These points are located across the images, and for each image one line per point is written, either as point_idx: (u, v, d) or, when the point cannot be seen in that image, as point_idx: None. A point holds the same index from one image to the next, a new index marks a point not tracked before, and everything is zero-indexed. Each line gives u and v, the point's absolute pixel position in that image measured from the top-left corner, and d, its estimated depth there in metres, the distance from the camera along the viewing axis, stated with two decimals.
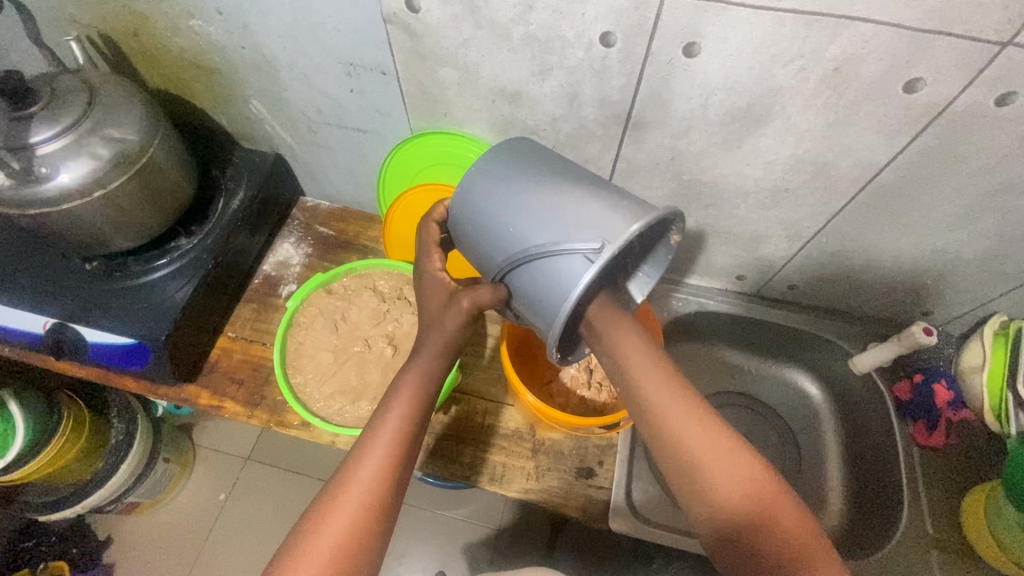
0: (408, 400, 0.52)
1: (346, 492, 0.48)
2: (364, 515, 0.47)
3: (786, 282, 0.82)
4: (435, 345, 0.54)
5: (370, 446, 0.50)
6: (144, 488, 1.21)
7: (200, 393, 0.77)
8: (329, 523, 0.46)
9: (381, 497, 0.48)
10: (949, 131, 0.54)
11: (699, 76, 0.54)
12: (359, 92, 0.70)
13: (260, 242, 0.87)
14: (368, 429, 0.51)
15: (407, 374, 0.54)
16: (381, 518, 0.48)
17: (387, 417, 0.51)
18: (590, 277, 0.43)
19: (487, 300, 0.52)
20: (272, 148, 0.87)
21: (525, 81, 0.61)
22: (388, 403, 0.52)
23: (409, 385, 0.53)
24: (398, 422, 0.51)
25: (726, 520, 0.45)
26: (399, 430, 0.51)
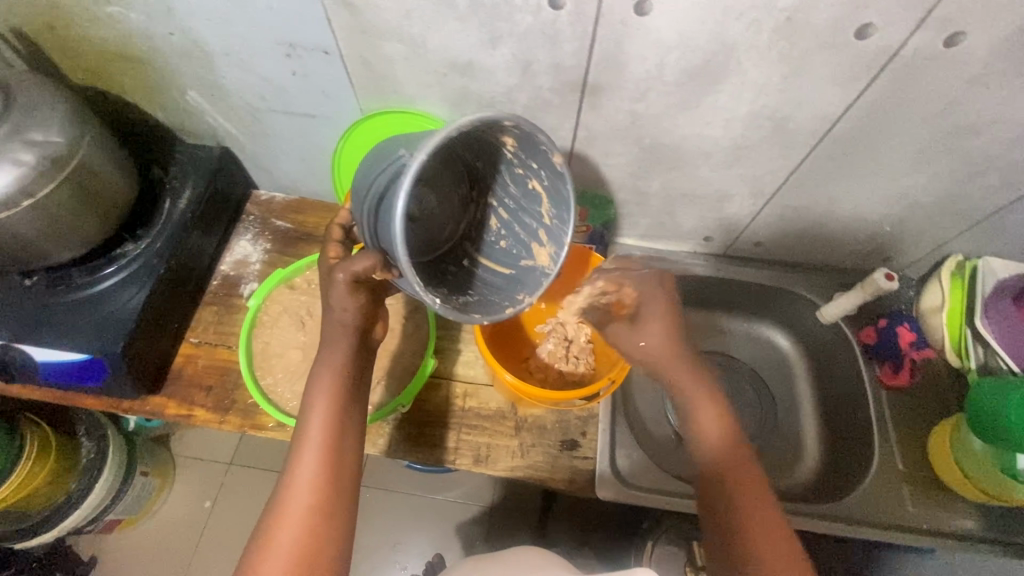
0: (326, 392, 0.54)
1: (290, 501, 0.50)
2: (314, 514, 0.50)
3: (753, 240, 0.83)
4: (341, 334, 0.56)
5: (303, 449, 0.52)
6: (124, 504, 1.17)
7: (168, 403, 0.75)
8: (280, 535, 0.48)
9: (324, 495, 0.51)
10: (900, 75, 0.54)
11: (652, 34, 0.53)
12: (301, 74, 0.67)
13: (215, 241, 0.83)
14: (298, 432, 0.54)
15: (321, 371, 0.55)
16: (332, 518, 0.50)
17: (311, 422, 0.53)
18: (406, 185, 0.42)
19: (363, 269, 0.51)
20: (217, 141, 0.82)
21: (474, 51, 0.58)
22: (307, 411, 0.54)
23: (325, 381, 0.55)
24: (321, 423, 0.53)
25: (705, 454, 0.59)
26: (325, 438, 0.53)
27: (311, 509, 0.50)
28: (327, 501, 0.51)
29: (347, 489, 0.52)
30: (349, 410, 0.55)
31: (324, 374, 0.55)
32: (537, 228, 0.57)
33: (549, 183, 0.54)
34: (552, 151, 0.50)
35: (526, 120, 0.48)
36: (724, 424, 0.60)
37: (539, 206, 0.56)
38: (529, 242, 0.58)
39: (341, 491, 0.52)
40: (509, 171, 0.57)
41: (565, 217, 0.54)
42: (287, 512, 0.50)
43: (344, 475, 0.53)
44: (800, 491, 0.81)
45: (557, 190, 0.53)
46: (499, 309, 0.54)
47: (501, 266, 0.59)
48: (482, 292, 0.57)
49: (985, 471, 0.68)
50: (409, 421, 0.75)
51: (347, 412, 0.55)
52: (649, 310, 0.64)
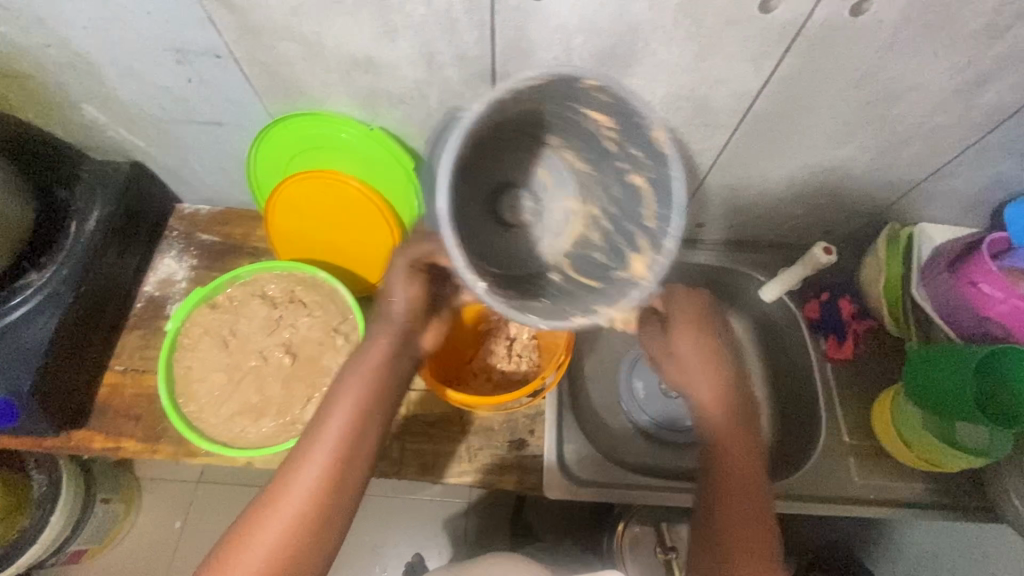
0: (352, 393, 0.53)
1: (285, 498, 0.50)
2: (307, 515, 0.50)
3: (695, 222, 0.82)
4: (388, 331, 0.55)
5: (311, 447, 0.51)
6: (86, 533, 1.14)
7: (94, 436, 0.71)
8: (266, 526, 0.49)
9: (322, 499, 0.50)
10: (810, 48, 0.52)
11: (553, 19, 0.50)
12: (198, 81, 0.62)
13: (134, 261, 0.78)
14: (311, 427, 0.53)
15: (354, 372, 0.54)
16: (323, 523, 0.50)
17: (328, 422, 0.52)
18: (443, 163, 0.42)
19: (419, 252, 0.54)
20: (127, 156, 0.78)
21: (373, 46, 0.55)
22: (327, 410, 0.53)
23: (353, 385, 0.53)
24: (338, 426, 0.52)
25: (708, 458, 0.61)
26: (335, 442, 0.52)
27: (305, 510, 0.50)
28: (326, 507, 0.50)
29: (350, 495, 0.52)
30: (370, 418, 0.53)
31: (355, 376, 0.54)
32: (637, 232, 0.49)
33: (655, 176, 0.47)
34: (653, 126, 0.44)
35: (615, 79, 0.43)
36: (739, 434, 0.60)
37: (642, 206, 0.49)
38: (618, 250, 0.50)
39: (343, 496, 0.51)
40: (615, 168, 0.50)
41: (676, 209, 0.45)
42: (282, 505, 0.50)
43: (348, 483, 0.52)
44: None
45: (663, 183, 0.46)
46: (565, 317, 0.46)
47: (589, 278, 0.50)
48: (559, 300, 0.48)
49: (948, 458, 0.67)
50: None
51: (368, 419, 0.53)
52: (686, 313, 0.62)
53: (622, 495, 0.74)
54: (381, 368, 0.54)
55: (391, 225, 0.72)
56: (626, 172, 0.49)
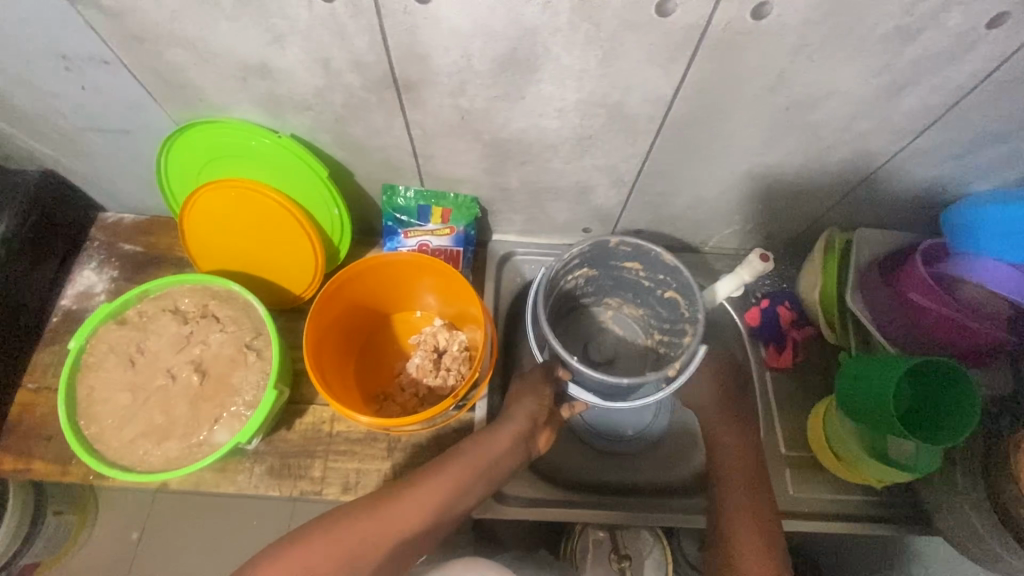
0: (479, 450, 0.60)
1: (367, 521, 0.52)
2: (367, 548, 0.51)
3: (632, 228, 0.80)
4: (526, 414, 0.64)
5: (430, 480, 0.56)
6: (35, 547, 1.08)
7: (2, 458, 0.69)
8: (315, 543, 0.50)
9: (386, 540, 0.52)
10: (717, 52, 0.50)
11: (445, 23, 0.48)
12: (92, 89, 0.60)
13: (48, 274, 0.75)
14: (435, 464, 0.58)
15: (502, 431, 0.62)
16: (378, 560, 0.51)
17: (456, 464, 0.58)
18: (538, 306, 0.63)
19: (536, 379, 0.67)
20: (38, 165, 0.75)
21: (263, 52, 0.52)
22: (456, 457, 0.59)
23: (482, 444, 0.61)
24: (457, 472, 0.58)
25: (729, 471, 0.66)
26: (455, 484, 0.57)
27: (367, 542, 0.51)
28: (381, 546, 0.52)
29: (406, 551, 0.53)
30: (480, 480, 0.59)
31: (482, 437, 0.61)
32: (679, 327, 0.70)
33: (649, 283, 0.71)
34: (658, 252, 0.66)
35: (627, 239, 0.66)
36: (741, 455, 0.67)
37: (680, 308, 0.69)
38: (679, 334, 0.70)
39: (401, 546, 0.53)
40: (660, 293, 0.71)
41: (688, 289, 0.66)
42: (346, 531, 0.51)
43: (422, 535, 0.54)
44: (690, 479, 0.76)
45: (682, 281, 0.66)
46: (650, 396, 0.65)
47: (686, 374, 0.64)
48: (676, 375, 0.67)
49: (870, 466, 0.65)
50: (271, 452, 0.70)
51: (475, 483, 0.58)
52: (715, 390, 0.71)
53: (557, 512, 0.70)
54: (504, 450, 0.61)
55: (309, 234, 0.69)
56: (661, 288, 0.70)
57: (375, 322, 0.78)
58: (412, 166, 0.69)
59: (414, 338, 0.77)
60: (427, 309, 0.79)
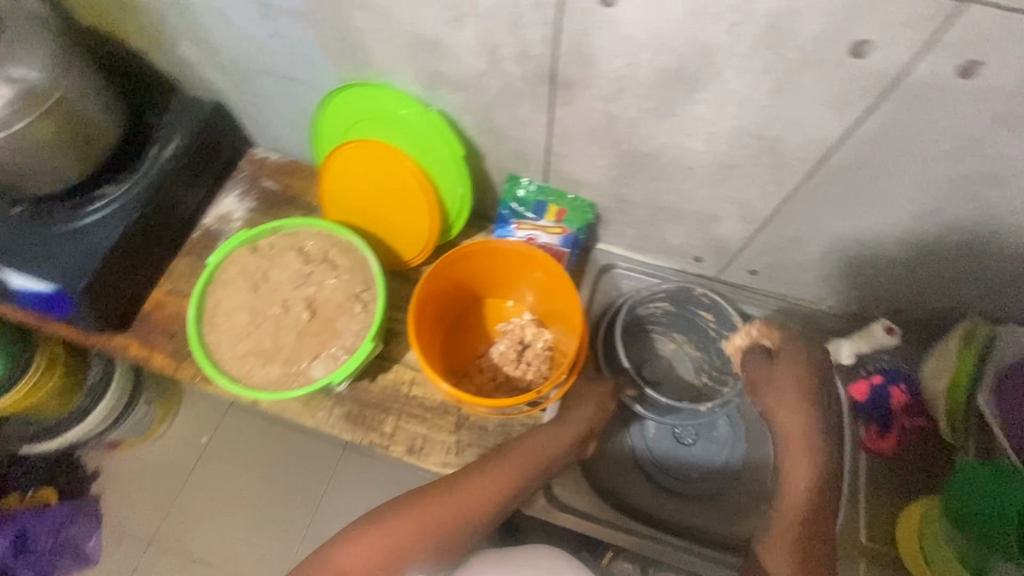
0: (526, 452, 0.65)
1: (419, 506, 0.61)
2: (419, 530, 0.60)
3: (746, 267, 0.77)
4: (578, 420, 0.70)
5: (477, 473, 0.63)
6: (127, 426, 1.26)
7: (131, 343, 0.78)
8: (381, 522, 0.60)
9: (435, 521, 0.60)
10: (904, 104, 0.47)
11: (622, 29, 0.48)
12: (279, 37, 0.66)
13: (201, 193, 0.84)
14: (485, 460, 0.65)
15: (544, 434, 0.67)
16: (429, 539, 0.60)
17: (503, 461, 0.64)
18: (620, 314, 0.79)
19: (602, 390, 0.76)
20: (213, 96, 0.83)
21: (440, 29, 0.55)
22: (505, 454, 0.65)
23: (529, 445, 0.66)
24: (503, 469, 0.64)
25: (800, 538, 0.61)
26: (501, 479, 0.63)
27: (419, 523, 0.60)
28: (431, 529, 0.60)
29: (455, 532, 0.61)
30: (523, 476, 0.64)
31: (531, 439, 0.67)
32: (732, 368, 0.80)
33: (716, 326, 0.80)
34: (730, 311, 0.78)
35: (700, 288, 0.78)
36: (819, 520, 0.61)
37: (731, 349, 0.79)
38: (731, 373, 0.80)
39: (449, 527, 0.60)
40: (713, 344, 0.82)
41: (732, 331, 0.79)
42: (403, 512, 0.60)
43: (467, 519, 0.61)
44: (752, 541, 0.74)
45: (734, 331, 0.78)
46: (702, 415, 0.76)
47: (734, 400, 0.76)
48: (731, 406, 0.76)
49: None
50: (351, 399, 0.75)
51: (520, 478, 0.64)
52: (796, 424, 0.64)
53: (602, 532, 0.71)
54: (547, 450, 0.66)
55: (431, 206, 0.73)
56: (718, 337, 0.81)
57: (469, 302, 0.80)
58: (541, 161, 0.70)
59: (503, 326, 0.79)
60: (520, 303, 0.80)
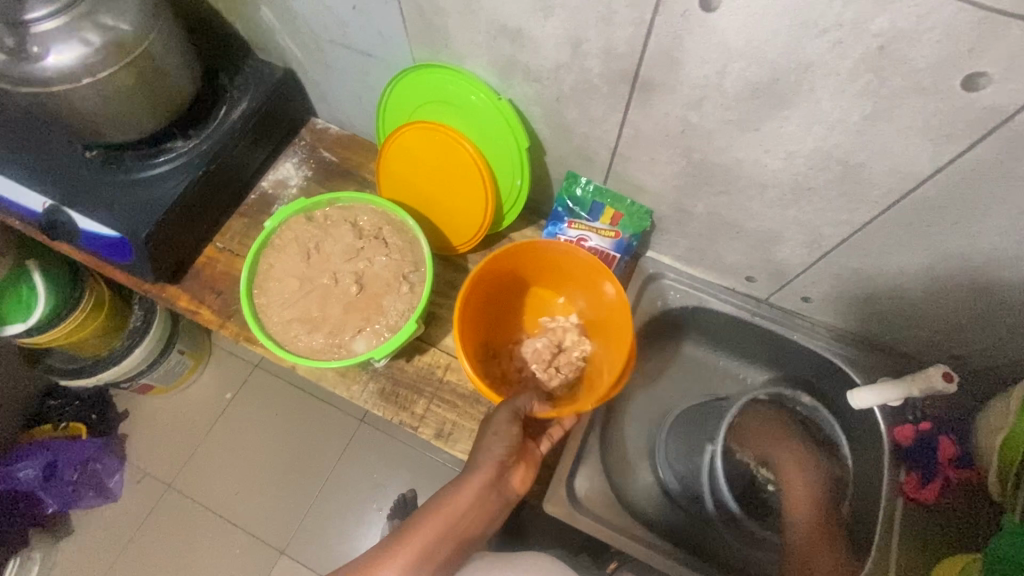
0: (506, 429, 0.62)
1: (422, 531, 0.57)
2: (429, 551, 0.56)
3: (800, 293, 0.75)
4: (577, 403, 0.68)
5: (468, 473, 0.60)
6: (158, 373, 1.31)
7: (180, 296, 0.79)
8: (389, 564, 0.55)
9: (450, 530, 0.58)
10: (1010, 144, 0.44)
11: (717, 36, 0.46)
12: (360, 10, 0.66)
13: (262, 157, 0.86)
14: (471, 456, 0.61)
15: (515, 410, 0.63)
16: (446, 550, 0.57)
17: (488, 452, 0.61)
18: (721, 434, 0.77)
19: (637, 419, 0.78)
20: (284, 63, 0.84)
21: (525, 18, 0.54)
22: (488, 441, 0.61)
23: (507, 422, 0.62)
24: (490, 459, 0.61)
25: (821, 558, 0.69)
26: (493, 468, 0.60)
27: (429, 547, 0.57)
28: (446, 541, 0.57)
29: (468, 532, 0.59)
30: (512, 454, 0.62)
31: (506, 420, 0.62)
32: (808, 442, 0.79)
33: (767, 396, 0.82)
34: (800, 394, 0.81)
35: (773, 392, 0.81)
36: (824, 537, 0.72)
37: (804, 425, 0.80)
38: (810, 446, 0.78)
39: (465, 530, 0.58)
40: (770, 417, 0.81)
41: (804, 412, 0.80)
42: (411, 543, 0.57)
43: (477, 511, 0.59)
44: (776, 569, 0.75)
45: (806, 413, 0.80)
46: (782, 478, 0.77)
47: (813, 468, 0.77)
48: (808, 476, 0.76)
49: None
50: (387, 376, 0.75)
51: (509, 458, 0.62)
52: (789, 463, 0.77)
53: (623, 542, 0.69)
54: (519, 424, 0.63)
55: (488, 195, 0.72)
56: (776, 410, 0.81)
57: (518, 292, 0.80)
58: (605, 162, 0.69)
59: (546, 321, 0.79)
60: (568, 304, 0.80)
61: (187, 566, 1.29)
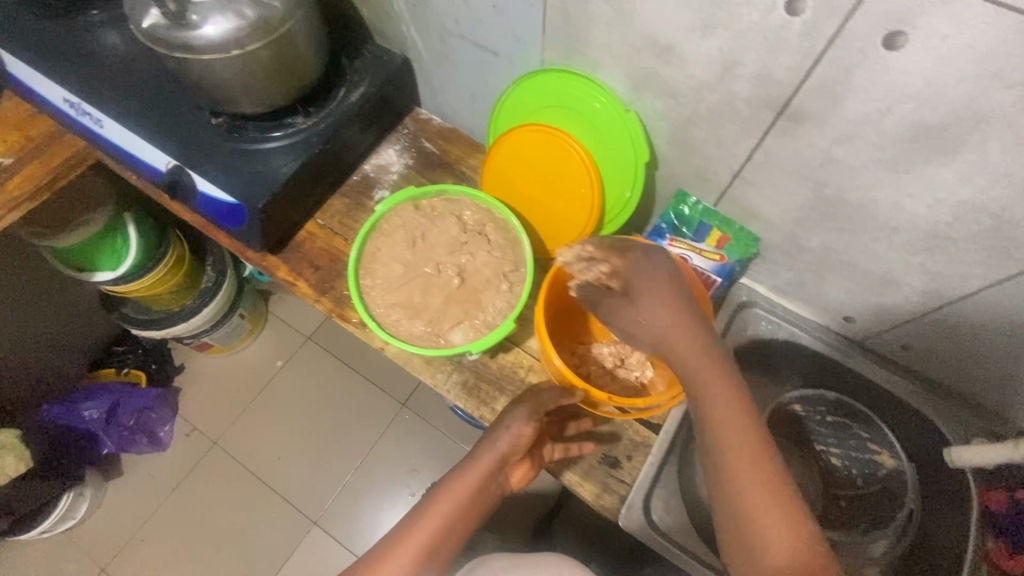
0: (524, 418, 0.66)
1: (435, 509, 0.63)
2: (443, 526, 0.62)
3: (901, 340, 0.72)
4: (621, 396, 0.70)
5: (480, 453, 0.66)
6: (220, 333, 1.35)
7: (280, 266, 0.82)
8: (415, 529, 0.62)
9: (458, 514, 0.63)
10: None
11: (892, 74, 0.45)
12: (499, 9, 0.66)
13: (368, 141, 0.88)
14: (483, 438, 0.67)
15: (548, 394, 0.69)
16: (460, 525, 0.63)
17: (501, 436, 0.66)
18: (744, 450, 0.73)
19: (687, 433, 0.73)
20: (402, 51, 0.86)
21: (680, 35, 0.54)
22: (501, 427, 0.67)
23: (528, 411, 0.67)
24: (502, 442, 0.66)
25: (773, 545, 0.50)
26: (503, 449, 0.66)
27: (442, 523, 0.62)
28: (458, 519, 0.63)
29: (475, 513, 0.65)
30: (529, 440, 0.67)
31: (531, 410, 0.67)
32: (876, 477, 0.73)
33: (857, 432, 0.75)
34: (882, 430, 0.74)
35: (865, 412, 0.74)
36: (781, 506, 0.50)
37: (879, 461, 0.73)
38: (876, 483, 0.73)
39: (471, 511, 0.64)
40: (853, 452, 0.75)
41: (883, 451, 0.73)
42: (430, 519, 0.63)
43: (483, 494, 0.65)
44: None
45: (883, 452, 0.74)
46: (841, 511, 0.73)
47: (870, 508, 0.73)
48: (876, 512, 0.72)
49: None
50: (472, 370, 0.76)
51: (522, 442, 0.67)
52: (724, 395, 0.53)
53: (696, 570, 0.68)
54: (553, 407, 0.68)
55: (595, 204, 0.73)
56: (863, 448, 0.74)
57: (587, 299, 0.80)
58: (722, 184, 0.68)
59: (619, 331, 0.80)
60: None
61: (226, 524, 1.32)
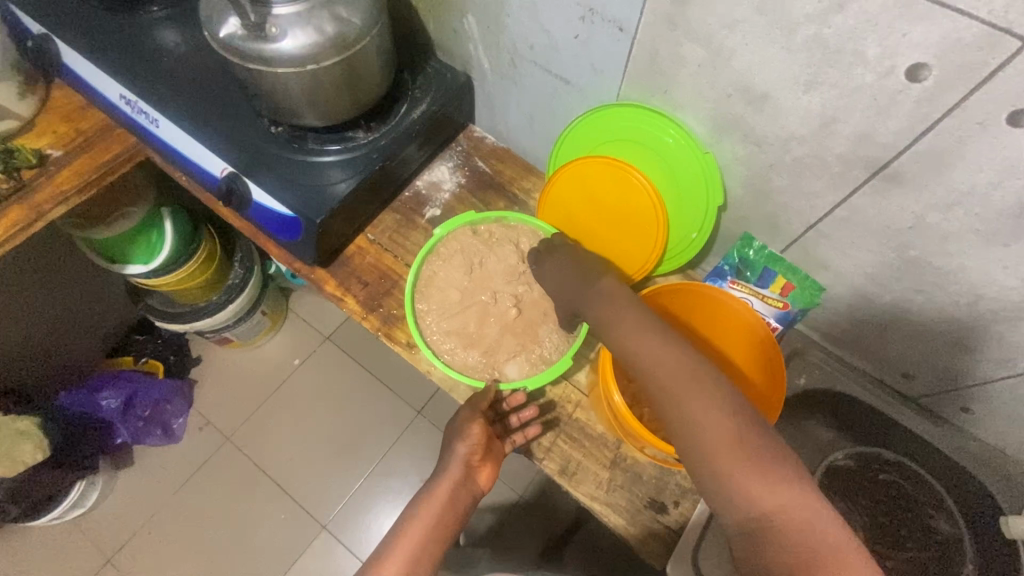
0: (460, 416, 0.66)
1: (416, 522, 0.62)
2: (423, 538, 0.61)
3: (962, 403, 0.70)
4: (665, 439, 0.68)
5: (451, 462, 0.66)
6: (241, 330, 1.34)
7: (328, 280, 0.80)
8: (399, 545, 0.61)
9: (439, 528, 0.62)
10: None
11: (1011, 148, 0.44)
12: (582, 41, 0.65)
13: (423, 157, 0.86)
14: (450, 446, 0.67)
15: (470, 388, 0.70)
16: (441, 538, 0.62)
17: (462, 443, 0.66)
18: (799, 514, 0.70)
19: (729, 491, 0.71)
20: (465, 69, 0.84)
21: (780, 86, 0.53)
22: (457, 435, 0.66)
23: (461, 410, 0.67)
24: (464, 449, 0.66)
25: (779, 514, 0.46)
26: (467, 453, 0.66)
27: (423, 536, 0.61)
28: (438, 531, 0.62)
29: (454, 522, 0.63)
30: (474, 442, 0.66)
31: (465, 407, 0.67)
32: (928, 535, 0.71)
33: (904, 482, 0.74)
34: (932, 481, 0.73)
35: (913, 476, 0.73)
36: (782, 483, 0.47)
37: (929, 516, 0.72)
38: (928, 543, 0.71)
39: (451, 522, 0.63)
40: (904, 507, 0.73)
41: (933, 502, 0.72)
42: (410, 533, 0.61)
43: (459, 502, 0.64)
44: None
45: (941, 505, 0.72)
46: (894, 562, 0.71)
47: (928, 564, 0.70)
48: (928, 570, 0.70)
49: None
50: None
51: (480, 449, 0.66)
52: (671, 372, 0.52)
53: None
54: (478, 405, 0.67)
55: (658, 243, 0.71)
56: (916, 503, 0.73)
57: None
58: (794, 233, 0.66)
59: None
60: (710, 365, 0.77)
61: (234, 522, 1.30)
